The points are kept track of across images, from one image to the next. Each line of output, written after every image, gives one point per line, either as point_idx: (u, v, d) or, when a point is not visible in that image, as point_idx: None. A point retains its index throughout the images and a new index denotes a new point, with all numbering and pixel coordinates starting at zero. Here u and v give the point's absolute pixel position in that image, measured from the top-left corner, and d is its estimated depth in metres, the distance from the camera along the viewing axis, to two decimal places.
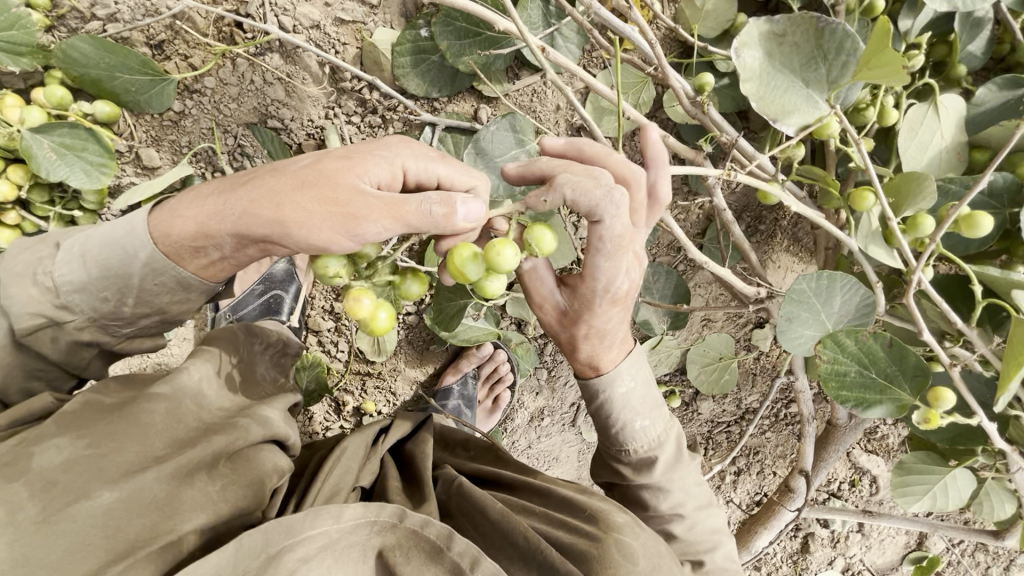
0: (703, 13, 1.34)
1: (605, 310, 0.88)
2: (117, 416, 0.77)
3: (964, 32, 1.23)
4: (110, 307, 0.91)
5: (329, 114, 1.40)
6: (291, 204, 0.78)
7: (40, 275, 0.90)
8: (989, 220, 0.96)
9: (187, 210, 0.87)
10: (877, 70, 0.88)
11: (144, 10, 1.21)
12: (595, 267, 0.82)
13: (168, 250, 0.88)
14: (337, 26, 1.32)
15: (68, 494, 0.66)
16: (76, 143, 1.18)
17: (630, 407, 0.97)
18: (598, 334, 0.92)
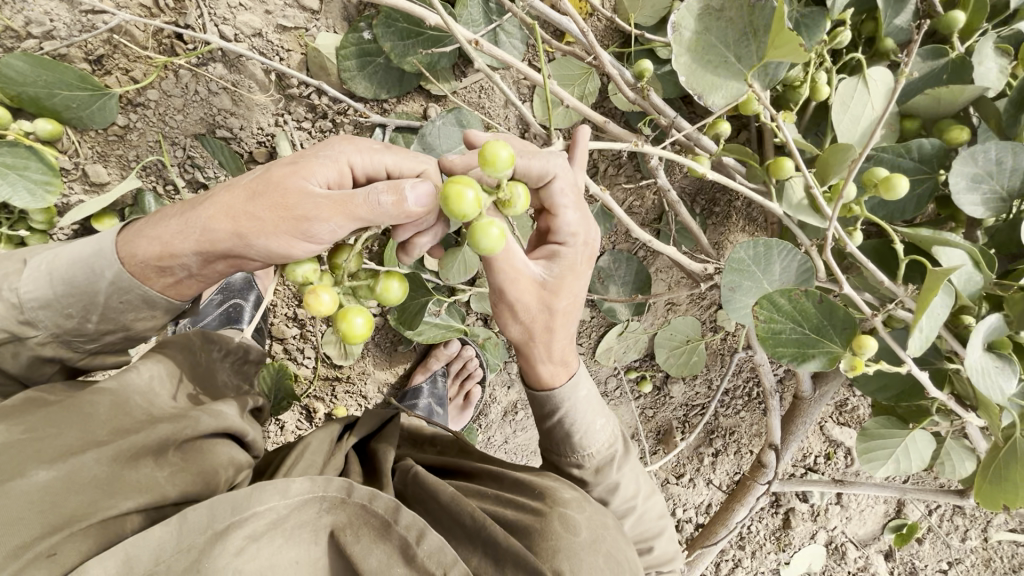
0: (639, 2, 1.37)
1: (578, 278, 0.85)
2: (59, 408, 0.78)
3: (888, 8, 1.27)
4: (74, 324, 0.87)
5: (279, 122, 1.41)
6: (245, 215, 0.78)
7: (1, 292, 0.85)
8: (904, 181, 0.99)
9: (151, 229, 0.85)
10: (780, 49, 0.90)
11: (82, 27, 1.21)
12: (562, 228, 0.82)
13: (134, 271, 0.85)
14: (279, 33, 1.33)
15: (3, 472, 0.66)
16: (19, 163, 1.18)
17: (588, 407, 0.97)
18: (567, 312, 0.88)
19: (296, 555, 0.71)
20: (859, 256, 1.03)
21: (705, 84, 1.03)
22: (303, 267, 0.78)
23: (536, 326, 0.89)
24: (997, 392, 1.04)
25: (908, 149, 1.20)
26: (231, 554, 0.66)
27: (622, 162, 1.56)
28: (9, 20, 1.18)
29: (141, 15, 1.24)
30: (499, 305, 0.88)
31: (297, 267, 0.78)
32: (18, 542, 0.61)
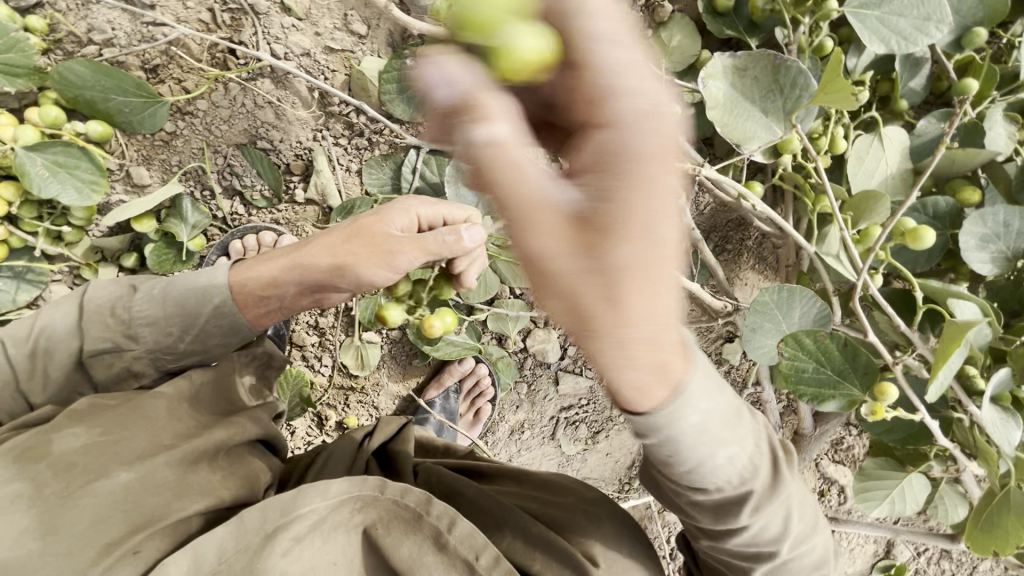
0: (670, 48, 1.48)
1: (661, 197, 0.41)
2: (127, 410, 0.85)
3: (905, 71, 1.37)
4: (170, 341, 0.93)
5: (317, 136, 1.46)
6: (341, 251, 0.87)
7: (114, 310, 0.93)
8: (931, 234, 1.11)
9: (260, 264, 0.94)
10: (833, 95, 1.05)
11: (141, 36, 1.27)
12: (610, 137, 0.41)
13: (239, 296, 0.93)
14: (327, 54, 1.39)
15: (89, 473, 0.74)
16: (67, 162, 1.22)
17: (706, 437, 0.61)
18: (658, 269, 0.42)
19: (335, 556, 0.75)
20: (879, 301, 1.14)
21: (743, 137, 1.20)
22: (394, 313, 0.93)
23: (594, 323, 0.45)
24: (1006, 442, 1.09)
25: (925, 205, 1.27)
26: (280, 554, 0.70)
27: None
28: (73, 27, 1.23)
29: (199, 29, 1.29)
30: (553, 299, 0.45)
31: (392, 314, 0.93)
32: (106, 539, 0.69)
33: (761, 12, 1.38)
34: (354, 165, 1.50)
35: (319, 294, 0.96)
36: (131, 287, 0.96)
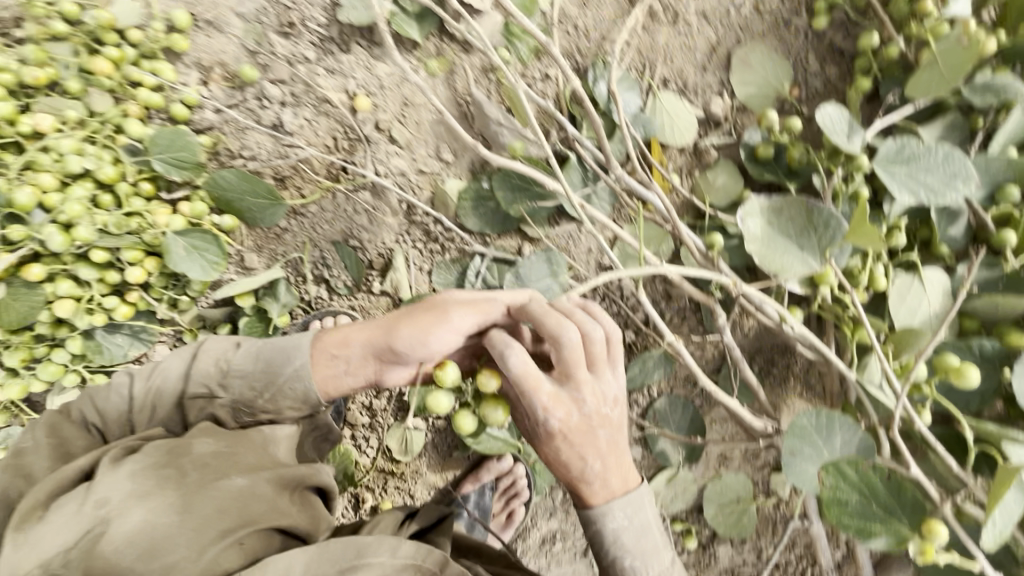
0: (715, 187, 1.67)
1: (579, 440, 0.96)
2: (239, 435, 1.05)
3: (941, 220, 1.46)
4: (251, 395, 1.09)
5: (398, 240, 1.70)
6: (403, 315, 1.06)
7: (218, 361, 1.12)
8: (975, 373, 1.12)
9: (344, 327, 1.14)
10: (863, 236, 1.17)
11: (278, 155, 1.60)
12: (595, 427, 0.96)
13: (315, 350, 1.12)
14: (418, 175, 1.67)
15: (216, 473, 0.91)
16: (203, 246, 1.49)
17: (622, 547, 0.98)
18: (563, 467, 0.99)
19: None
20: (928, 437, 1.13)
21: (778, 268, 1.32)
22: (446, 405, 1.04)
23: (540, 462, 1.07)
24: None
25: (969, 347, 1.29)
26: None
27: (687, 315, 1.69)
28: (230, 145, 1.58)
29: (322, 151, 1.60)
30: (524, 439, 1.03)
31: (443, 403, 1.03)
32: (222, 527, 0.84)
33: (798, 161, 1.58)
34: (425, 265, 1.72)
35: (377, 362, 1.09)
36: (235, 344, 1.17)
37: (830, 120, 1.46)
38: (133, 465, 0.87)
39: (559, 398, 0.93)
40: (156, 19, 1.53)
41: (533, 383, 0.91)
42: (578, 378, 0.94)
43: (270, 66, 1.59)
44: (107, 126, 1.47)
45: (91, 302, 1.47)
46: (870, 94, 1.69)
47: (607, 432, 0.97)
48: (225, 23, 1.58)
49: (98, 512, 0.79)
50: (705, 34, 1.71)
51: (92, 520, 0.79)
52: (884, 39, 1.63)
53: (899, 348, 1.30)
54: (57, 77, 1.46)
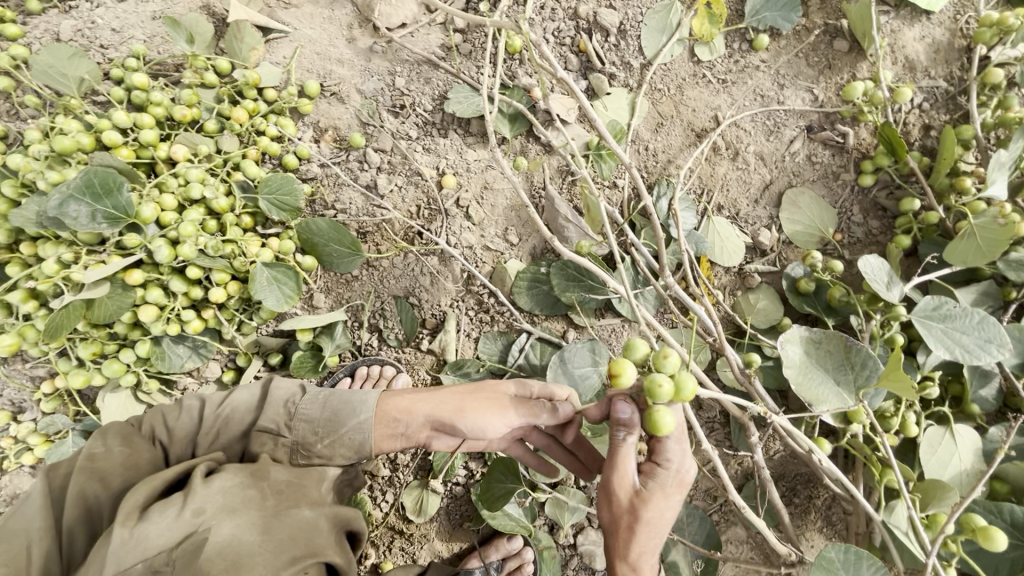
0: (755, 308, 1.80)
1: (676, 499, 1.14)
2: (305, 466, 1.24)
3: (973, 379, 1.52)
4: (313, 439, 1.24)
5: (452, 305, 1.81)
6: (468, 401, 1.25)
7: (287, 404, 1.28)
8: (1002, 538, 1.11)
9: (406, 394, 1.31)
10: (895, 381, 1.24)
11: (366, 212, 1.78)
12: None
13: (378, 410, 1.28)
14: (484, 251, 1.82)
15: (290, 504, 1.10)
16: (283, 279, 1.64)
17: None
18: (661, 525, 1.11)
19: None
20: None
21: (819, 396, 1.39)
22: (667, 416, 0.97)
23: (619, 523, 1.12)
24: None
25: (998, 509, 1.30)
26: None
27: (715, 426, 1.74)
28: (326, 197, 1.78)
29: (405, 216, 1.78)
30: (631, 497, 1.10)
31: (663, 416, 0.96)
32: (292, 554, 1.01)
33: (838, 300, 1.68)
34: (473, 333, 1.83)
35: (433, 430, 1.29)
36: (300, 388, 1.32)
37: (871, 268, 1.57)
38: (223, 482, 1.07)
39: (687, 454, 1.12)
40: (291, 83, 1.79)
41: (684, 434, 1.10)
42: None
43: (375, 136, 1.81)
44: (228, 164, 1.68)
45: (170, 313, 1.57)
46: (909, 251, 1.82)
47: None
48: (346, 95, 1.82)
49: (195, 520, 0.99)
50: (761, 173, 1.90)
51: (189, 525, 0.98)
52: (924, 204, 1.79)
53: (926, 499, 1.32)
54: (198, 117, 1.69)
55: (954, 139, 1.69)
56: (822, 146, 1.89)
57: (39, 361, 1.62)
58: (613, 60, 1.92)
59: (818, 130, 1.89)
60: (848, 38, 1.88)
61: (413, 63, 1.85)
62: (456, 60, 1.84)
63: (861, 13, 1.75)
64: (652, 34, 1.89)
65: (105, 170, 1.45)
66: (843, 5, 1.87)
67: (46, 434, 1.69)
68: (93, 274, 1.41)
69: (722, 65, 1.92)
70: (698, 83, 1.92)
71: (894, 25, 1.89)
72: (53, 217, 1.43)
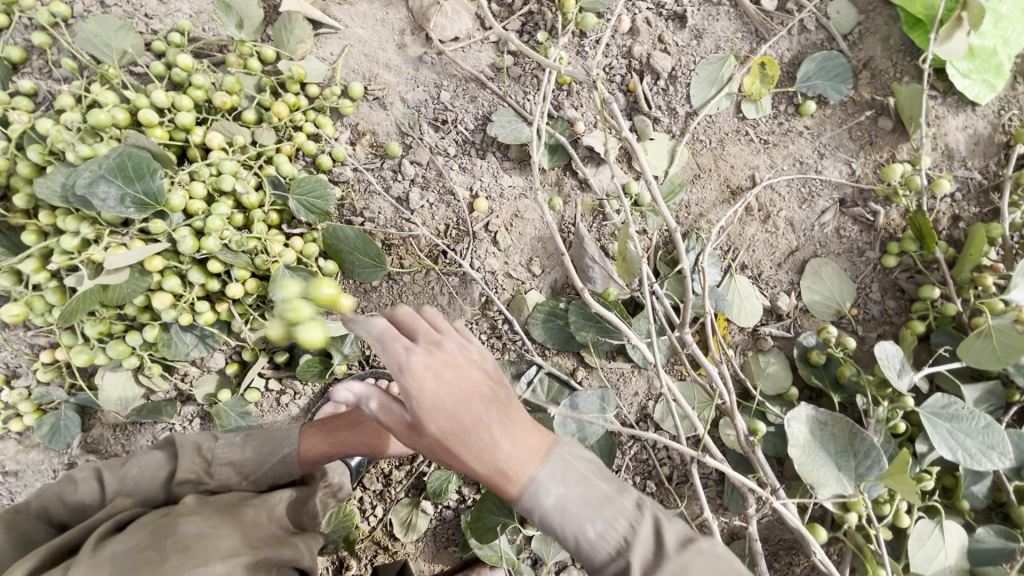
0: (764, 372, 1.82)
1: (456, 387, 0.95)
2: (230, 510, 1.22)
3: (968, 475, 1.55)
4: (242, 478, 1.36)
5: (466, 327, 1.80)
6: (380, 436, 1.39)
7: (201, 452, 1.35)
8: None
9: (323, 437, 1.41)
10: (899, 483, 1.26)
11: (394, 225, 1.77)
12: (466, 365, 0.97)
13: (300, 449, 1.40)
14: (505, 278, 1.81)
15: (199, 559, 1.05)
16: (303, 284, 1.61)
17: (567, 513, 0.99)
18: (450, 434, 0.94)
19: None
20: None
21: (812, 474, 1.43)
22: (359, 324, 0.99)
23: (433, 450, 0.99)
24: None
25: None
26: None
27: (709, 484, 1.76)
28: (355, 204, 1.76)
29: (432, 233, 1.77)
30: (407, 421, 0.98)
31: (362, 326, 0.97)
32: None
33: (847, 378, 1.69)
34: None
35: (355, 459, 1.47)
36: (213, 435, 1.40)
37: (886, 355, 1.59)
38: (114, 549, 1.07)
39: (423, 348, 0.96)
40: (335, 82, 1.76)
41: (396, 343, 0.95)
42: (429, 333, 0.99)
43: (413, 148, 1.79)
44: (261, 157, 1.64)
45: (184, 303, 1.53)
46: (921, 337, 1.85)
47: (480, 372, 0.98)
48: (389, 102, 1.80)
49: None
50: (788, 238, 1.91)
51: None
52: (942, 294, 1.81)
53: None
54: (237, 104, 1.65)
55: (983, 236, 1.70)
56: (852, 221, 1.91)
57: (41, 331, 1.57)
58: (660, 104, 1.91)
59: (850, 205, 1.90)
60: (893, 118, 1.88)
61: (460, 79, 1.82)
62: (504, 82, 1.82)
63: (911, 97, 1.76)
64: (702, 84, 1.89)
65: (140, 153, 1.43)
66: (893, 83, 1.88)
67: (39, 404, 1.65)
68: (116, 259, 1.36)
69: (766, 125, 1.92)
70: (739, 140, 1.93)
71: (940, 111, 1.90)
72: (80, 195, 1.39)
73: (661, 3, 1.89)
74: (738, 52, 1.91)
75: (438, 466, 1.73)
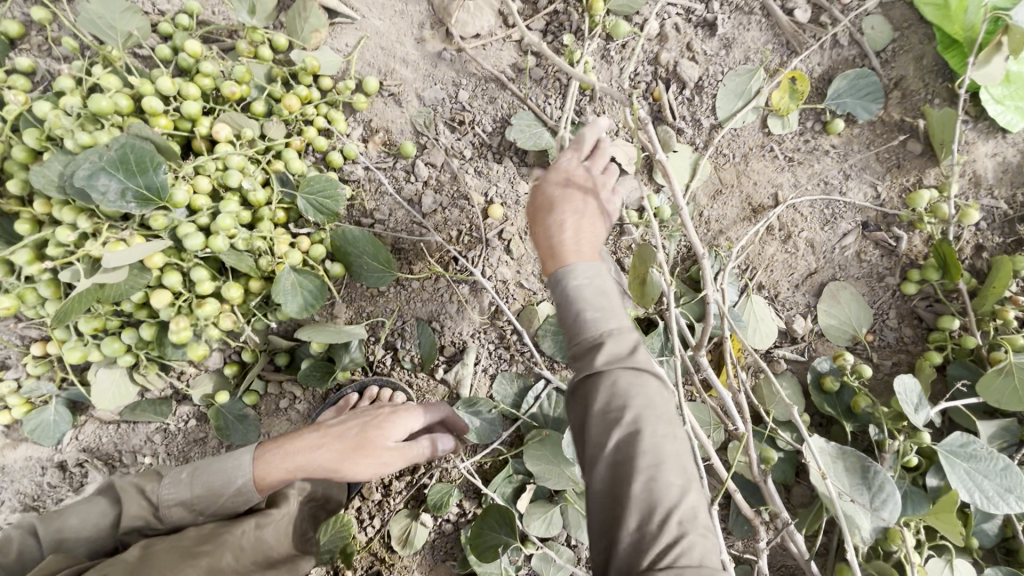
0: (777, 397, 1.76)
1: (579, 198, 1.33)
2: (175, 563, 1.07)
3: (978, 513, 1.54)
4: (194, 517, 1.26)
5: (474, 337, 1.74)
6: (352, 452, 1.40)
7: (144, 494, 1.25)
8: None
9: (284, 458, 1.36)
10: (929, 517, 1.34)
11: (405, 228, 1.71)
12: (588, 208, 1.33)
13: (257, 472, 1.33)
14: (517, 288, 1.75)
15: None
16: (307, 287, 1.54)
17: (586, 298, 1.15)
18: (548, 210, 1.31)
19: None
20: None
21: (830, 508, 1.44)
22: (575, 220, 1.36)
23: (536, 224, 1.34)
24: None
25: None
26: None
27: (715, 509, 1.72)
28: (366, 204, 1.70)
29: (444, 239, 1.71)
30: (541, 204, 1.35)
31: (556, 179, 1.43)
32: None
33: (861, 409, 1.66)
34: (491, 369, 1.76)
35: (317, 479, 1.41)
36: (154, 475, 1.29)
37: (906, 390, 1.56)
38: None
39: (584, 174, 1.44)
40: (349, 76, 1.68)
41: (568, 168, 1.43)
42: (577, 192, 1.37)
43: (427, 149, 1.72)
44: (270, 152, 1.57)
45: (182, 301, 1.47)
46: (937, 368, 1.81)
47: (588, 222, 1.29)
48: (405, 99, 1.73)
49: None
50: (807, 260, 1.86)
51: None
52: (961, 325, 1.78)
53: None
54: (247, 95, 1.57)
55: (1008, 270, 1.66)
56: (874, 245, 1.86)
57: (34, 323, 1.51)
58: (684, 115, 1.86)
59: (873, 229, 1.85)
60: (923, 141, 1.82)
61: (479, 78, 1.74)
62: (525, 84, 1.74)
63: (944, 122, 1.70)
64: (729, 96, 1.82)
65: (143, 144, 1.36)
66: (925, 104, 1.81)
67: (29, 397, 1.59)
68: (114, 257, 1.30)
69: (792, 142, 1.87)
70: (764, 155, 1.87)
71: (970, 137, 1.84)
72: (78, 188, 1.32)
73: (691, 9, 1.83)
74: (768, 64, 1.85)
75: (440, 479, 1.69)
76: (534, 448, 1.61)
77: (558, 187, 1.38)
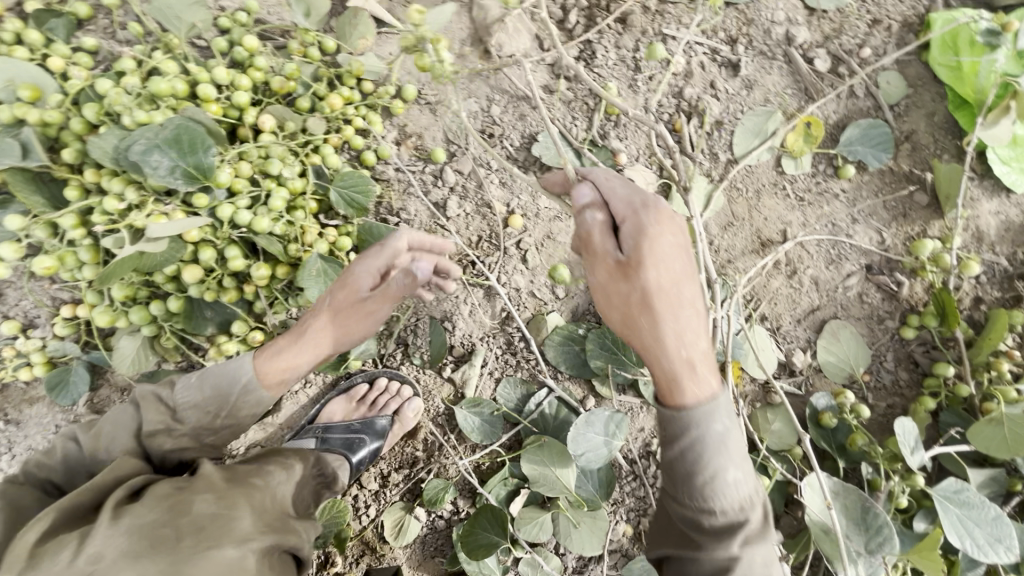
0: (769, 428, 1.80)
1: (685, 285, 1.09)
2: (242, 486, 1.18)
3: (964, 560, 1.57)
4: (208, 420, 1.33)
5: (483, 340, 1.80)
6: (342, 318, 1.39)
7: (161, 400, 1.32)
8: None
9: (279, 355, 1.37)
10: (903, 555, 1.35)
11: (427, 229, 1.80)
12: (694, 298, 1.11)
13: (259, 369, 1.36)
14: (529, 296, 1.81)
15: (212, 542, 1.02)
16: (331, 275, 1.60)
17: (722, 448, 1.06)
18: (672, 308, 1.07)
19: None
20: None
21: (818, 539, 1.50)
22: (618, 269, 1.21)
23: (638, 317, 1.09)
24: None
25: None
26: None
27: None
28: (393, 203, 1.79)
29: (464, 243, 1.79)
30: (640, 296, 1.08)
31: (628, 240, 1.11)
32: None
33: (857, 445, 1.70)
34: (496, 373, 1.81)
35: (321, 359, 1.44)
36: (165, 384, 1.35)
37: (904, 432, 1.59)
38: (131, 521, 1.01)
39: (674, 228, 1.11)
40: (389, 82, 1.78)
41: (663, 230, 1.09)
42: (679, 272, 1.08)
43: (456, 157, 1.81)
44: (308, 146, 1.66)
45: (211, 278, 1.55)
46: (931, 414, 1.86)
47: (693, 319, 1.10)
48: (440, 109, 1.82)
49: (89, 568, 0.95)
50: (810, 297, 1.93)
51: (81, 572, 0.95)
52: (957, 373, 1.83)
53: None
54: (293, 91, 1.66)
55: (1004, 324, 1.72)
56: (876, 288, 1.92)
57: (68, 285, 1.59)
58: (702, 147, 1.94)
59: (876, 272, 1.92)
60: (929, 193, 1.90)
61: (512, 95, 1.84)
62: (554, 105, 1.84)
63: (950, 176, 1.78)
64: (746, 134, 1.91)
65: (195, 126, 1.45)
66: (933, 159, 1.89)
67: (52, 356, 1.65)
68: (158, 229, 1.37)
69: (804, 183, 1.95)
70: (776, 193, 1.95)
71: (975, 194, 1.92)
72: (131, 161, 1.42)
73: (717, 50, 1.93)
74: (786, 108, 1.94)
75: (437, 475, 1.74)
76: (532, 451, 1.64)
77: (663, 260, 1.07)
